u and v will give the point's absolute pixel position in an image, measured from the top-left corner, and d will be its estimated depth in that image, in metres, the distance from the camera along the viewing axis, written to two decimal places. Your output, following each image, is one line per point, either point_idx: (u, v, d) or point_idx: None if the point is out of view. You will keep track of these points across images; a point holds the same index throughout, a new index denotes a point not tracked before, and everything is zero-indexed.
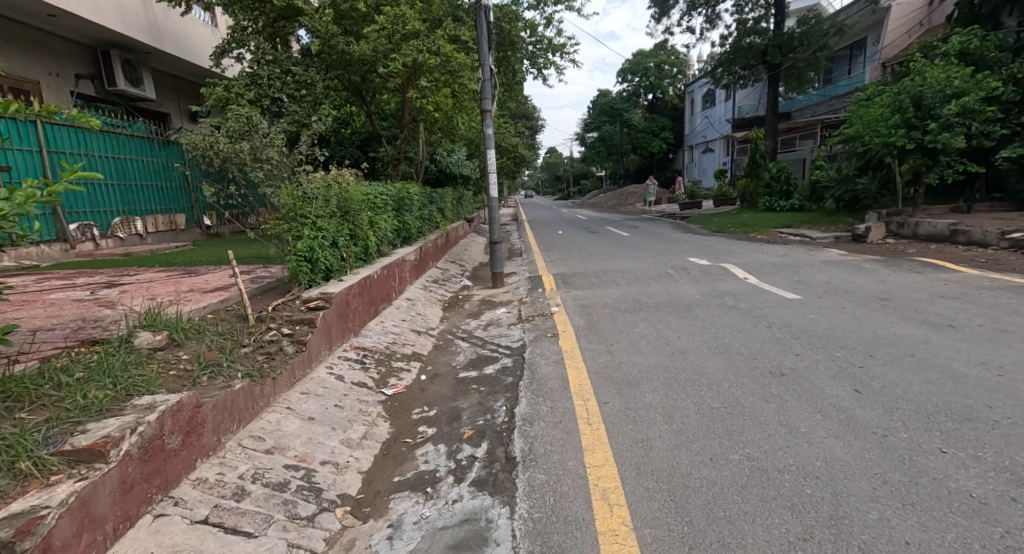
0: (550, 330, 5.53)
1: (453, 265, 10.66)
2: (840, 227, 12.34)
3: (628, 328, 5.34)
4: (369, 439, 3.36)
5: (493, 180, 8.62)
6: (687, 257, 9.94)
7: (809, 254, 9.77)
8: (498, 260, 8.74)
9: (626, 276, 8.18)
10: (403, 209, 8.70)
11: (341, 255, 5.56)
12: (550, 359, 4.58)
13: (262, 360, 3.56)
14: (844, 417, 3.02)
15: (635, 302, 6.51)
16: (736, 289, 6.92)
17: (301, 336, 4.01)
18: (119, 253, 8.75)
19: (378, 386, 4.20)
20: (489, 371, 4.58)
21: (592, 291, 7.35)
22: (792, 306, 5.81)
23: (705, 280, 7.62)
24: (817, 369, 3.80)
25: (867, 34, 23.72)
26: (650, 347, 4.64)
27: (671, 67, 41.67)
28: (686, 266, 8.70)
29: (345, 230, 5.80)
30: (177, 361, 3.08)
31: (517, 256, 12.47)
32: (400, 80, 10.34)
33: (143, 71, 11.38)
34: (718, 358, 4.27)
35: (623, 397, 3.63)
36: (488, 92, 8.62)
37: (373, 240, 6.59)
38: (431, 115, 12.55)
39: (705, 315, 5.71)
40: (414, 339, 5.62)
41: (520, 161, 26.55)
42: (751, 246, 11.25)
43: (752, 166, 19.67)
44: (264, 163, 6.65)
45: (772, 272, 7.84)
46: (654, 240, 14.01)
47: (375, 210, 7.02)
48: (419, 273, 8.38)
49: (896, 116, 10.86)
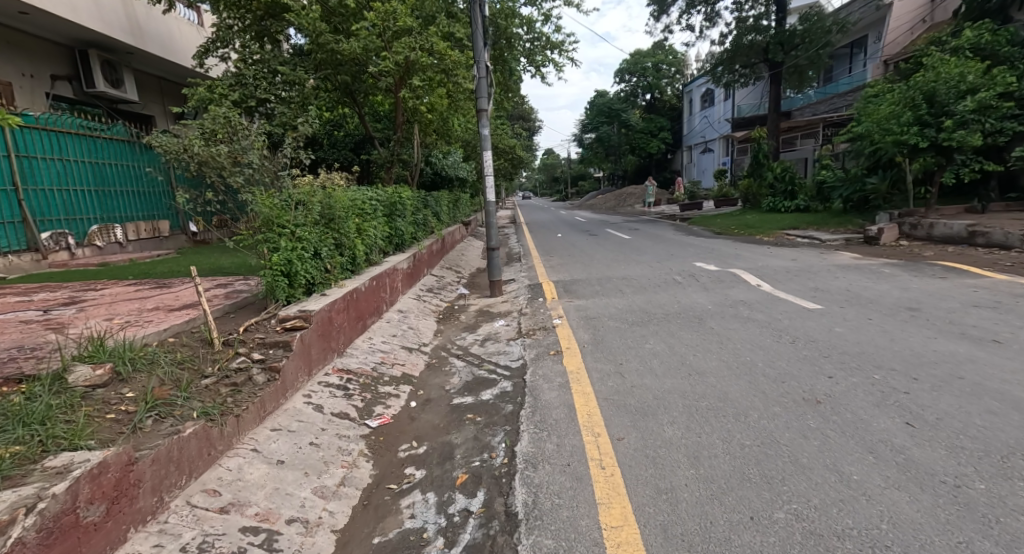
0: (553, 346, 5.09)
1: (449, 272, 10.22)
2: (849, 229, 11.92)
3: (637, 344, 4.89)
4: (348, 487, 2.91)
5: (490, 183, 8.17)
6: (694, 261, 9.50)
7: (820, 258, 9.34)
8: (495, 267, 8.30)
9: (631, 284, 7.74)
10: (395, 214, 8.27)
11: (324, 266, 5.11)
12: (554, 383, 4.12)
13: (224, 393, 3.11)
14: (900, 460, 2.59)
15: (642, 313, 6.07)
16: (748, 298, 6.49)
17: (274, 363, 3.55)
18: (95, 262, 8.32)
19: (362, 417, 3.75)
20: (486, 396, 4.13)
21: (595, 301, 6.92)
22: (813, 318, 5.37)
23: (715, 287, 7.18)
24: (857, 396, 3.36)
25: (869, 31, 23.34)
26: (664, 368, 4.19)
27: (670, 67, 41.32)
28: (693, 272, 8.27)
29: (329, 240, 5.35)
30: (119, 401, 2.63)
31: (515, 261, 12.04)
32: (392, 80, 9.91)
33: (124, 72, 10.93)
34: (741, 382, 3.83)
35: (639, 431, 3.20)
36: (484, 90, 8.16)
37: (362, 249, 6.16)
38: (426, 116, 12.11)
39: (720, 328, 5.27)
40: (404, 358, 5.17)
41: (519, 163, 26.20)
42: (758, 249, 10.82)
43: (755, 166, 19.27)
44: (244, 168, 6.20)
45: (786, 278, 7.42)
46: (656, 243, 13.61)
47: (363, 216, 6.59)
48: (412, 282, 7.97)
49: (908, 113, 10.46)
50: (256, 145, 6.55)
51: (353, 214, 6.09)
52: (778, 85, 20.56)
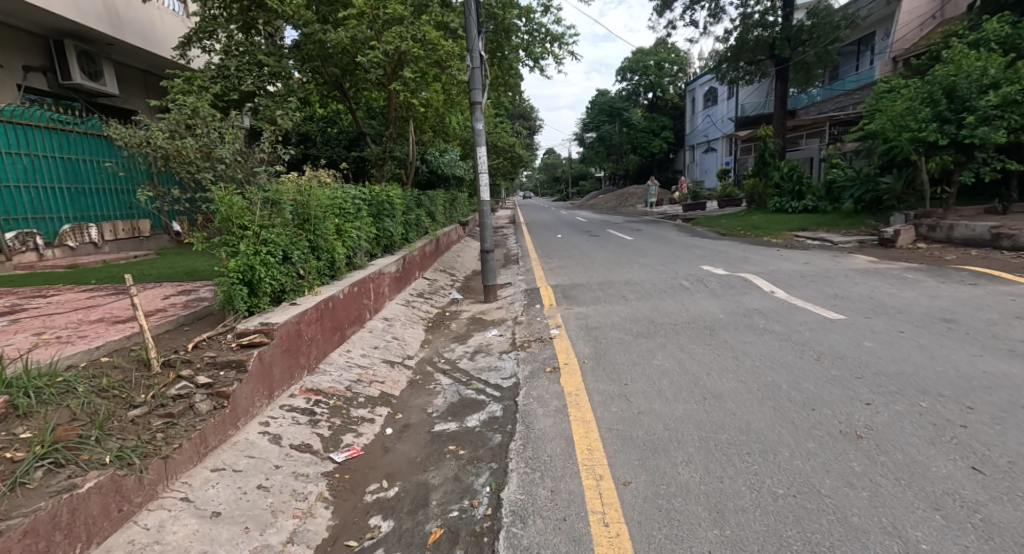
0: (549, 362, 4.58)
1: (442, 275, 9.72)
2: (862, 230, 11.40)
3: (643, 362, 4.38)
4: (297, 545, 2.40)
5: (485, 181, 7.65)
6: (701, 265, 9.00)
7: (835, 261, 8.82)
8: (490, 270, 7.79)
9: (635, 289, 7.23)
10: (383, 214, 7.77)
11: (295, 272, 4.61)
12: (550, 408, 3.61)
13: (154, 427, 2.60)
14: (976, 522, 2.09)
15: (648, 323, 5.55)
16: (763, 306, 5.98)
17: (222, 388, 3.05)
18: (64, 264, 7.80)
19: (326, 449, 3.23)
20: (472, 422, 3.62)
21: (596, 308, 6.41)
22: (837, 329, 4.85)
23: (726, 294, 6.66)
24: (906, 430, 2.85)
25: (877, 28, 22.77)
26: (676, 392, 3.69)
27: (672, 65, 40.80)
28: (701, 276, 7.76)
29: (303, 243, 4.86)
30: (8, 445, 2.12)
31: (512, 263, 11.55)
32: (384, 71, 9.44)
33: (104, 64, 10.42)
34: (764, 407, 3.32)
35: (649, 472, 2.70)
36: (478, 81, 7.57)
37: (342, 252, 5.67)
38: (420, 111, 11.62)
39: (735, 341, 4.77)
40: (384, 374, 4.66)
41: (518, 162, 25.70)
42: (767, 252, 10.30)
43: (761, 165, 18.74)
44: (213, 164, 5.71)
45: (801, 283, 6.91)
46: (660, 244, 13.08)
47: (344, 216, 6.09)
48: (401, 286, 7.50)
49: (925, 109, 9.94)
50: (229, 138, 6.04)
51: (332, 213, 5.61)
52: (785, 82, 19.99)
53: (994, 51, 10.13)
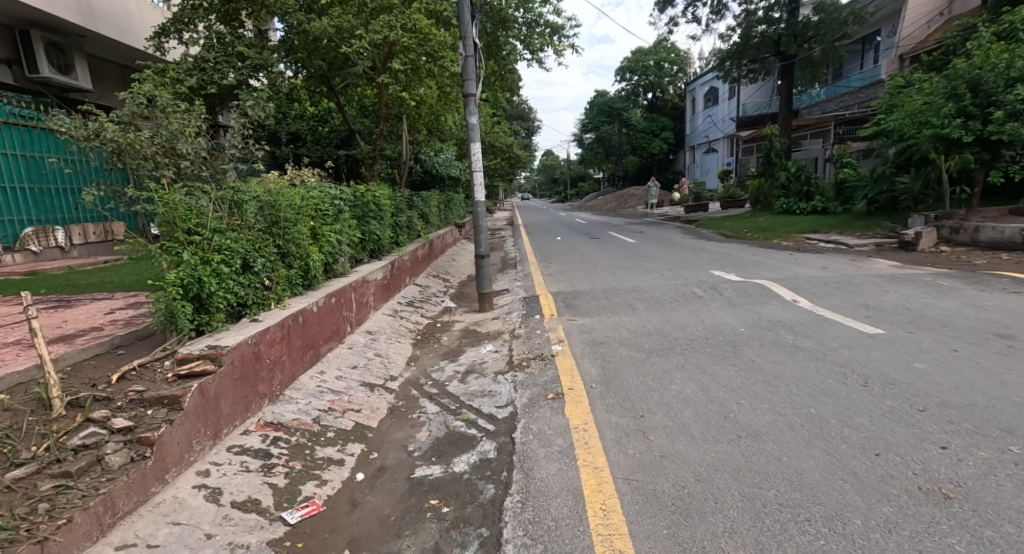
0: (552, 387, 3.98)
1: (435, 281, 9.15)
2: (878, 233, 10.84)
3: (661, 387, 3.79)
4: None
5: (479, 179, 7.02)
6: (711, 270, 8.42)
7: (854, 266, 8.26)
8: (486, 277, 7.18)
9: (643, 298, 6.63)
10: (368, 216, 7.18)
11: (256, 283, 4.00)
12: (553, 449, 3.01)
13: (37, 495, 2.00)
14: None
15: (661, 338, 4.95)
16: (787, 317, 5.38)
17: (144, 432, 2.44)
18: (24, 270, 7.19)
19: (279, 506, 2.62)
20: (460, 466, 3.02)
21: (602, 320, 5.83)
22: (878, 347, 4.25)
23: (743, 304, 6.06)
24: (1006, 488, 2.26)
25: (882, 25, 22.24)
26: (704, 429, 3.09)
27: (672, 65, 40.27)
28: (714, 283, 7.18)
29: (269, 249, 4.25)
30: None
31: (510, 267, 10.97)
32: (373, 62, 8.88)
33: (76, 57, 9.81)
34: (815, 451, 2.72)
35: (683, 549, 2.09)
36: (472, 71, 6.94)
37: (319, 259, 5.08)
38: (413, 107, 11.02)
39: (764, 360, 4.17)
40: (362, 401, 4.05)
41: (517, 163, 25.14)
42: (780, 256, 9.71)
43: (766, 165, 18.16)
44: (175, 163, 5.10)
45: (824, 290, 6.32)
46: (665, 247, 12.50)
47: (323, 219, 5.49)
48: (388, 294, 6.94)
49: (947, 105, 9.39)
50: (193, 135, 5.43)
51: (307, 215, 5.01)
52: (790, 79, 19.42)
53: (1018, 44, 9.56)
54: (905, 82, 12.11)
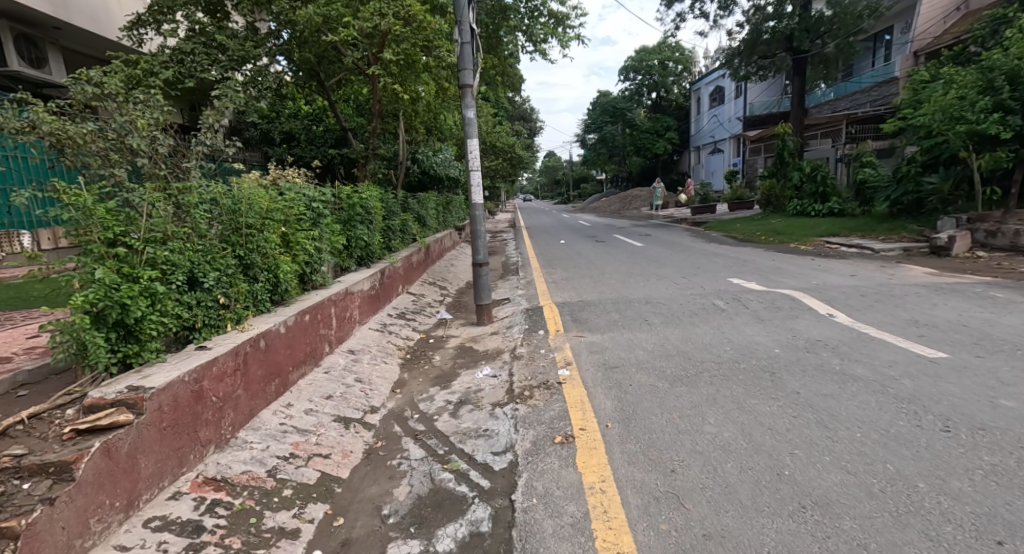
0: (560, 427, 3.32)
1: (430, 289, 8.52)
2: (904, 236, 10.15)
3: (693, 429, 3.13)
4: None
5: (477, 180, 6.38)
6: (729, 278, 7.76)
7: (886, 273, 7.58)
8: (484, 286, 6.53)
9: (658, 312, 5.95)
10: (355, 221, 6.56)
11: (206, 302, 3.34)
12: (564, 523, 2.37)
13: None
14: None
15: (684, 363, 4.29)
16: (827, 336, 4.70)
17: (8, 521, 1.80)
18: None
19: None
20: (446, 544, 2.37)
21: (614, 338, 5.17)
22: (947, 376, 3.58)
23: (773, 318, 5.40)
24: None
25: (894, 22, 21.59)
26: (756, 494, 2.44)
27: (676, 64, 39.53)
28: (736, 293, 6.51)
29: (224, 261, 3.59)
30: None
31: (512, 274, 10.32)
32: (362, 52, 8.28)
33: (50, 50, 9.20)
34: (914, 537, 2.05)
35: None
36: (469, 59, 6.29)
37: (291, 270, 4.43)
38: (408, 102, 10.35)
39: (811, 392, 3.50)
40: (332, 441, 3.39)
41: (518, 164, 24.39)
42: (801, 262, 9.03)
43: (778, 165, 17.29)
44: (129, 161, 4.43)
45: (861, 302, 5.64)
46: (676, 252, 11.85)
47: (298, 224, 4.85)
48: (376, 306, 6.34)
49: (983, 98, 8.98)
50: (150, 129, 4.75)
51: (276, 219, 4.35)
52: (802, 76, 18.72)
53: None
54: (928, 77, 11.45)
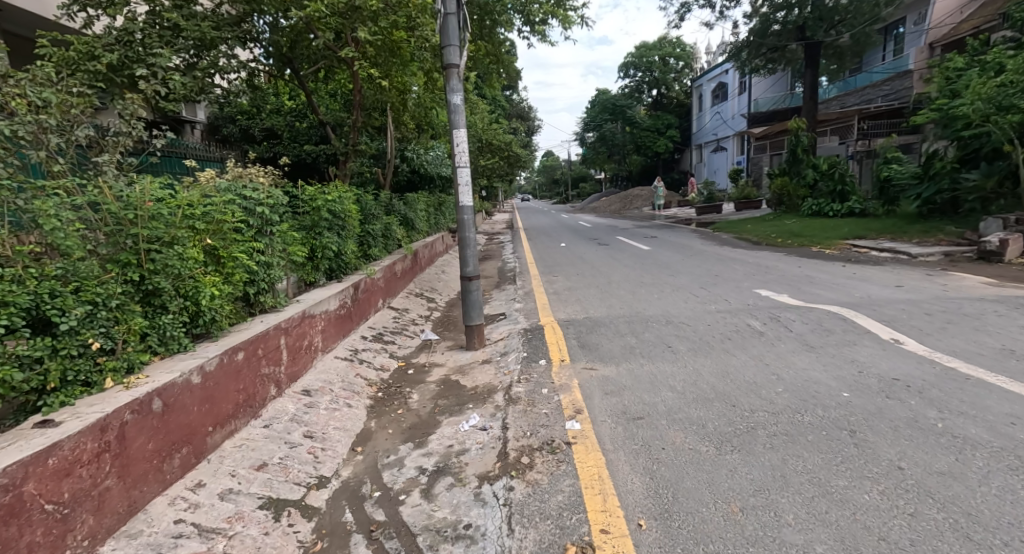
0: (573, 531, 2.32)
1: (415, 302, 7.51)
2: (941, 240, 9.19)
3: (771, 540, 2.13)
4: None
5: (466, 179, 5.39)
6: (757, 289, 6.80)
7: (937, 283, 6.62)
8: (475, 304, 5.52)
9: (683, 336, 4.96)
10: (321, 229, 5.54)
11: (63, 351, 2.34)
12: None
13: None
14: None
15: (731, 415, 3.30)
16: (906, 371, 3.72)
17: None
18: None
19: None
20: None
21: (634, 374, 4.18)
22: None
23: (825, 345, 4.42)
24: None
25: (906, 14, 20.59)
26: None
27: (677, 60, 38.52)
28: (772, 310, 5.52)
29: (102, 290, 2.57)
30: None
31: (509, 283, 9.33)
32: (334, 31, 7.29)
33: None
34: None
35: None
36: (454, 33, 5.29)
37: (221, 293, 3.42)
38: (393, 92, 9.35)
39: (922, 469, 2.51)
40: (249, 546, 2.39)
41: (516, 164, 23.37)
42: (832, 269, 8.05)
43: (791, 162, 16.28)
44: (13, 153, 3.41)
45: (930, 324, 4.65)
46: (688, 256, 10.88)
47: (236, 234, 3.84)
48: (348, 328, 5.37)
49: None
50: (33, 112, 3.71)
51: (197, 229, 3.34)
52: (815, 68, 17.72)
53: None
54: (963, 64, 10.50)
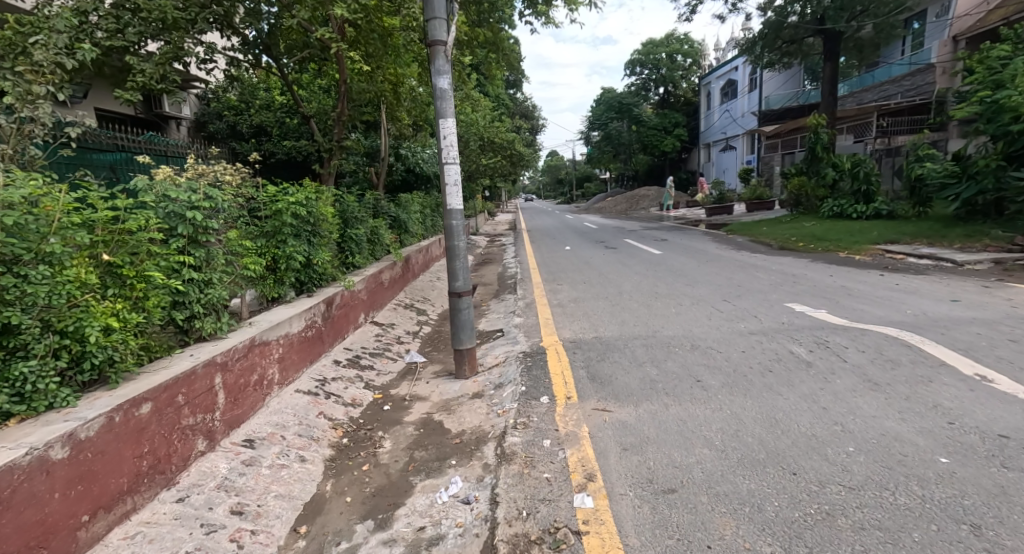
0: None
1: (403, 316, 6.66)
2: (987, 246, 8.32)
3: None
4: None
5: (454, 177, 4.56)
6: (790, 304, 5.94)
7: (999, 297, 5.76)
8: (465, 324, 4.68)
9: (714, 365, 4.12)
10: (283, 234, 4.70)
11: None
12: None
13: None
14: None
15: (796, 493, 2.46)
16: (1015, 425, 2.87)
17: None
18: None
19: None
20: None
21: (657, 419, 3.34)
22: None
23: (895, 381, 3.57)
24: None
25: (927, 5, 19.58)
26: None
27: (685, 58, 37.50)
28: (816, 332, 4.67)
29: None
30: None
31: (508, 291, 8.50)
32: (308, 12, 6.40)
33: None
34: None
35: None
36: (440, 4, 4.48)
37: (122, 325, 2.61)
38: (382, 85, 8.51)
39: None
40: None
41: (520, 163, 22.50)
42: (870, 279, 7.19)
43: (809, 160, 15.38)
44: None
45: (1019, 355, 3.80)
46: (704, 261, 10.02)
47: (154, 245, 3.01)
48: (316, 353, 4.53)
49: None
50: None
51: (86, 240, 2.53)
52: (834, 61, 16.75)
53: None
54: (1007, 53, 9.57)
